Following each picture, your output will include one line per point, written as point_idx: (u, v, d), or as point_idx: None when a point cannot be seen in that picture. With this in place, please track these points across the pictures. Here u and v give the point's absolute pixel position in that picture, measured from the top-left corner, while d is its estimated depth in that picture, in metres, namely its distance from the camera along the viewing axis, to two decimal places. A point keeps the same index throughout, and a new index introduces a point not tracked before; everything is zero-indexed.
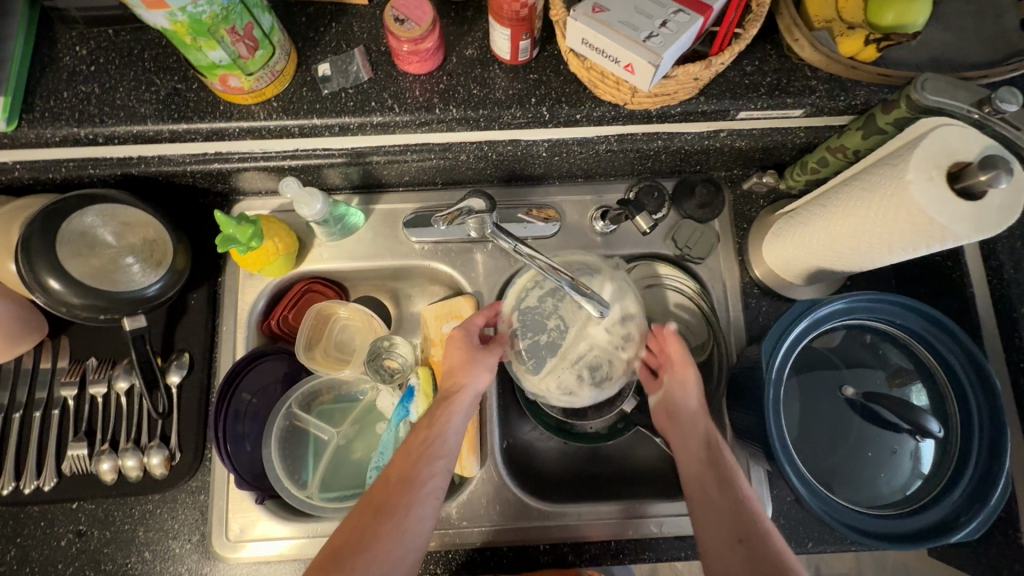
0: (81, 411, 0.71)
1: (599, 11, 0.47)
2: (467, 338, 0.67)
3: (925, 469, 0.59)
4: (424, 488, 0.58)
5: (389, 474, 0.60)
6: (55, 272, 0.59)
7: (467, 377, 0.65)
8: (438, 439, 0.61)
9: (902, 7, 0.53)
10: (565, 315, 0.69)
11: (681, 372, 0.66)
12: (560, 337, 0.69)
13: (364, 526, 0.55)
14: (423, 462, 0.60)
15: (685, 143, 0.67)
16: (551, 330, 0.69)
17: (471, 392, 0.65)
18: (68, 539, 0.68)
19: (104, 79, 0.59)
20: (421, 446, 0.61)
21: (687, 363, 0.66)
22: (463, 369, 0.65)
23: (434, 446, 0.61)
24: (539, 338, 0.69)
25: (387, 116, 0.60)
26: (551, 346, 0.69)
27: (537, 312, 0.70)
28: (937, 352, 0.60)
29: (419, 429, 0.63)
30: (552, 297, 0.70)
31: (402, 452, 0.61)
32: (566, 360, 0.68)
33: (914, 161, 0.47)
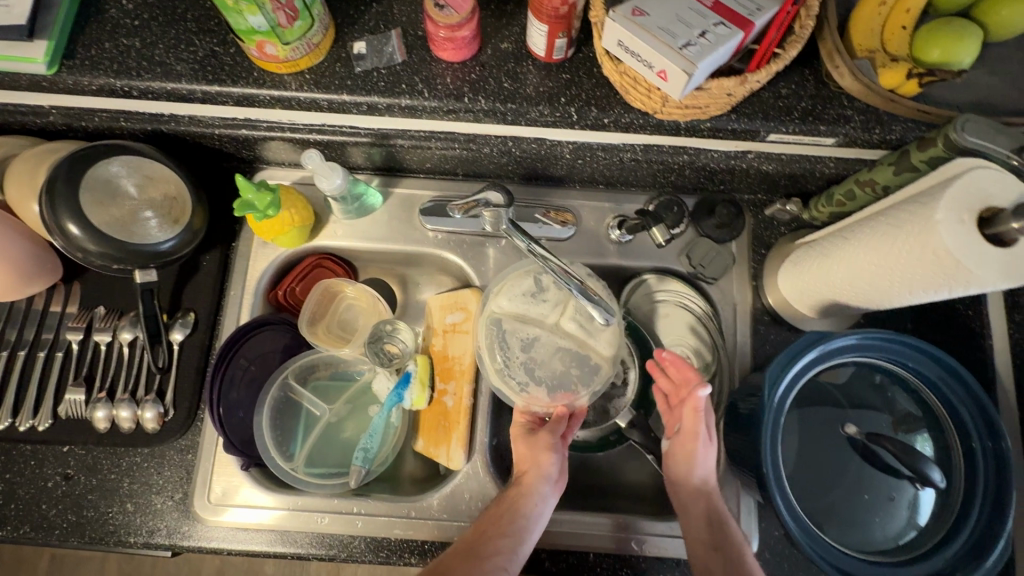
0: (84, 358, 0.72)
1: (638, 15, 0.47)
2: (524, 428, 0.66)
3: (922, 520, 0.57)
4: (487, 565, 0.55)
5: (456, 550, 0.57)
6: (75, 218, 0.60)
7: (541, 457, 0.63)
8: (512, 519, 0.58)
9: (949, 44, 0.52)
10: (547, 346, 0.71)
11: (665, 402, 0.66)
12: (565, 347, 0.71)
13: None
14: (489, 537, 0.57)
15: (711, 160, 0.66)
16: (562, 358, 0.70)
17: (548, 466, 0.62)
18: (54, 482, 0.68)
19: (145, 35, 0.60)
20: (492, 520, 0.59)
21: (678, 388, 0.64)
22: (538, 446, 0.63)
23: (504, 522, 0.58)
24: (564, 379, 0.70)
25: (416, 100, 0.60)
26: (572, 359, 0.70)
27: (547, 376, 0.69)
28: (947, 400, 0.58)
29: (494, 509, 0.60)
30: (526, 370, 0.70)
31: (478, 530, 0.59)
32: (585, 341, 0.71)
33: (945, 202, 0.46)
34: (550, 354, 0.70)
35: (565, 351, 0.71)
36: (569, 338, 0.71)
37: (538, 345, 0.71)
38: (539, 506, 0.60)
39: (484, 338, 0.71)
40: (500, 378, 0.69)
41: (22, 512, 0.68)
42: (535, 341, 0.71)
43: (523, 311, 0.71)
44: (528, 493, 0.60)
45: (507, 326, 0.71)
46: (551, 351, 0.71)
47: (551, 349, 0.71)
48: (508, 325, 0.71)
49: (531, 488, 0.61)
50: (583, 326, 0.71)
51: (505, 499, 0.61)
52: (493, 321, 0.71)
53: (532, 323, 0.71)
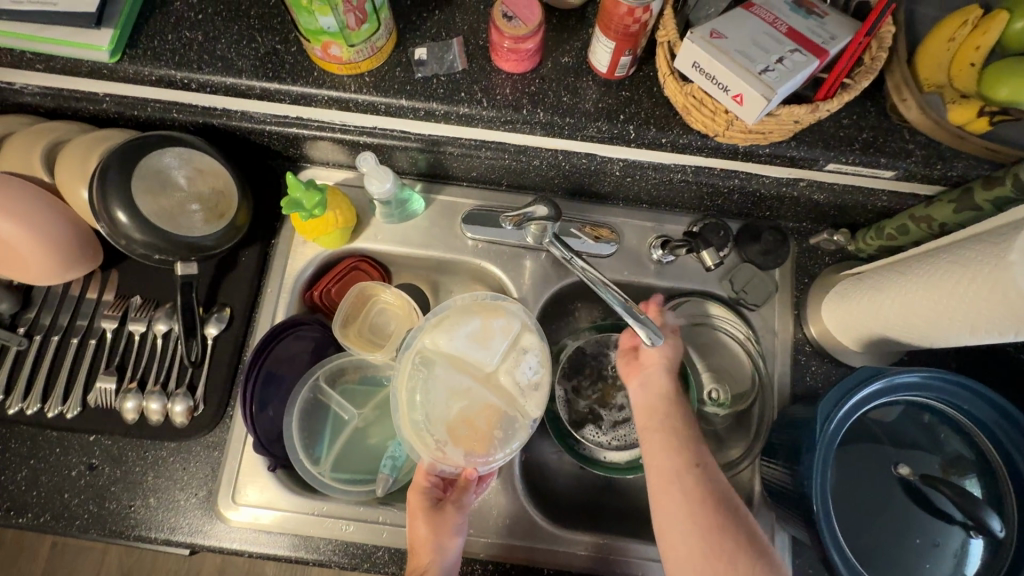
0: (116, 347, 0.71)
1: (716, 37, 0.47)
2: (424, 502, 0.60)
3: (971, 568, 0.55)
4: None
5: None
6: (125, 206, 0.60)
7: (429, 545, 0.58)
8: None
9: (1020, 83, 0.50)
10: (473, 399, 0.65)
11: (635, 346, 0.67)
12: (492, 404, 0.65)
13: None
14: None
15: (762, 186, 0.65)
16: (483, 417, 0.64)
17: (437, 539, 0.58)
18: (78, 471, 0.67)
19: (208, 29, 0.60)
20: None
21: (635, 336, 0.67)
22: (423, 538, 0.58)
23: None
24: (483, 438, 0.63)
25: (474, 109, 0.59)
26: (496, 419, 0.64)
27: (463, 434, 0.63)
28: (999, 445, 0.57)
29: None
30: (437, 421, 0.64)
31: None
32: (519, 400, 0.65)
33: (1021, 243, 0.45)
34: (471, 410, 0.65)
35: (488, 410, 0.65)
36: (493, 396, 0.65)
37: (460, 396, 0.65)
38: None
39: (405, 375, 0.65)
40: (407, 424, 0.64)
41: (44, 499, 0.67)
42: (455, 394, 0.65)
43: (462, 357, 0.66)
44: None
45: (437, 369, 0.66)
46: (478, 409, 0.65)
47: (475, 405, 0.65)
48: (438, 369, 0.66)
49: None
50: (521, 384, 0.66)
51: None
52: (421, 359, 0.66)
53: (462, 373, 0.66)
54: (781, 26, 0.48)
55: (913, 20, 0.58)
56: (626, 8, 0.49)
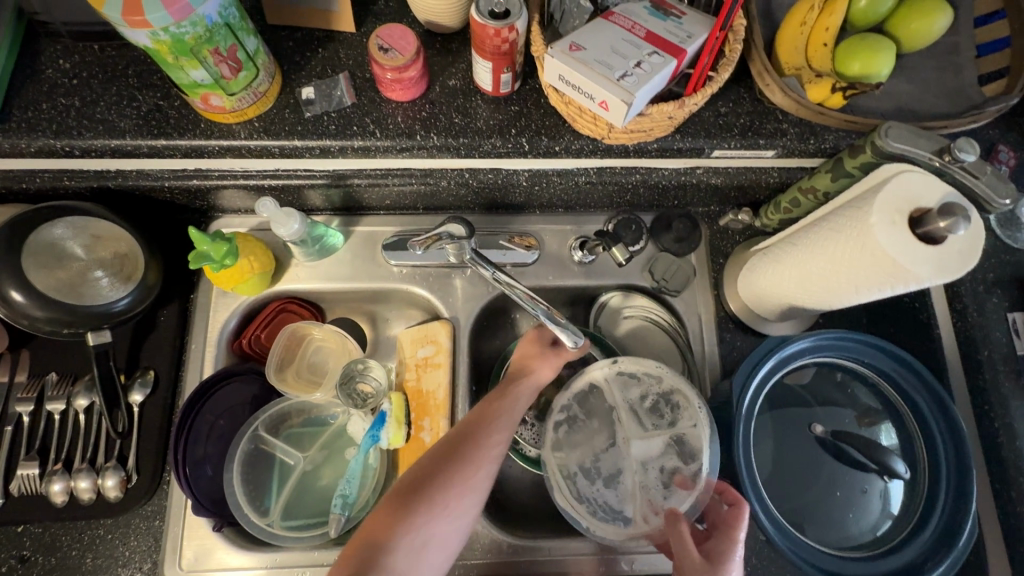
0: (35, 430, 0.68)
1: (576, 50, 0.49)
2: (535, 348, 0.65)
3: (893, 510, 0.59)
4: (453, 502, 0.52)
5: (419, 469, 0.54)
6: (19, 286, 0.59)
7: (517, 389, 0.60)
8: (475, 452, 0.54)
9: (866, 58, 0.56)
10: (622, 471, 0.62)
11: (688, 563, 0.48)
12: (616, 448, 0.63)
13: (395, 521, 0.50)
14: (456, 470, 0.53)
15: (662, 178, 0.68)
16: (603, 449, 0.63)
17: (530, 385, 0.61)
18: (9, 565, 0.64)
19: (86, 93, 0.59)
20: (458, 448, 0.54)
21: (696, 553, 0.49)
22: (513, 380, 0.62)
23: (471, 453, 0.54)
24: (582, 451, 0.64)
25: (368, 141, 0.60)
26: (596, 436, 0.64)
27: (594, 475, 0.62)
28: (904, 390, 0.61)
29: (455, 435, 0.56)
30: (595, 492, 0.62)
31: (434, 468, 0.53)
32: (619, 422, 0.64)
33: (877, 206, 0.49)
34: (618, 472, 0.62)
35: (616, 452, 0.63)
36: (635, 453, 0.63)
37: (639, 480, 0.61)
38: (499, 452, 0.56)
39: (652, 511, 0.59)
40: (591, 511, 0.61)
41: None
42: (644, 476, 0.61)
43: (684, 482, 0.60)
44: (497, 432, 0.56)
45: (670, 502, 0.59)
46: (616, 466, 0.63)
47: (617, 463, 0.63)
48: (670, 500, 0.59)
49: (498, 423, 0.57)
50: (662, 431, 0.63)
51: (463, 431, 0.56)
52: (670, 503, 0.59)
53: (659, 465, 0.62)
54: (639, 31, 0.51)
55: (770, 9, 0.62)
56: (492, 29, 0.51)
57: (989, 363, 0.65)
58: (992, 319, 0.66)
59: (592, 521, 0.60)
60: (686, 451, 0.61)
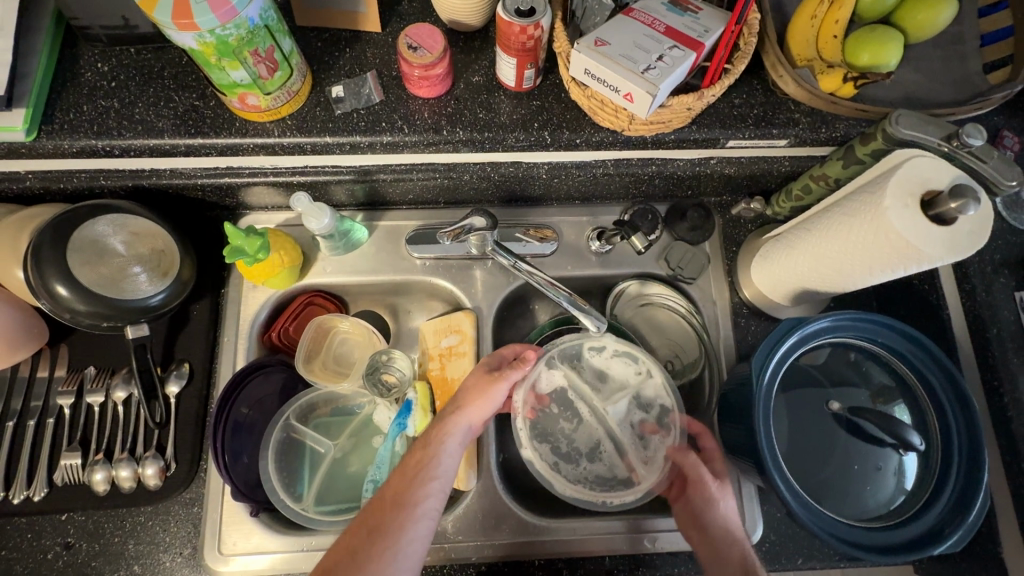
0: (76, 421, 0.70)
1: (601, 45, 0.52)
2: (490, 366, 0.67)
3: (908, 484, 0.61)
4: (417, 509, 0.56)
5: (386, 492, 0.58)
6: (64, 279, 0.61)
7: (452, 424, 0.61)
8: (431, 464, 0.59)
9: (876, 48, 0.58)
10: (599, 438, 0.70)
11: (707, 482, 0.64)
12: (586, 421, 0.71)
13: (359, 543, 0.53)
14: (416, 482, 0.58)
15: (678, 168, 0.71)
16: (574, 428, 0.71)
17: (466, 420, 0.62)
18: (54, 552, 0.66)
19: (124, 95, 0.62)
20: (417, 464, 0.59)
21: (710, 474, 0.65)
22: (450, 416, 0.62)
23: (429, 466, 0.59)
24: (558, 438, 0.70)
25: (396, 137, 0.62)
26: (562, 418, 0.71)
27: (580, 455, 0.70)
28: (916, 368, 0.64)
29: (389, 491, 0.58)
30: (590, 465, 0.69)
31: (359, 531, 0.54)
32: (579, 398, 0.72)
33: (891, 190, 0.51)
34: (599, 442, 0.70)
35: (586, 427, 0.71)
36: (606, 418, 0.71)
37: (618, 443, 0.70)
38: (434, 506, 0.57)
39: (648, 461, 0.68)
40: (592, 489, 0.67)
41: None
42: (621, 437, 0.70)
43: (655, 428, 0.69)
44: (427, 483, 0.58)
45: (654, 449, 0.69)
46: (590, 439, 0.70)
47: (591, 434, 0.71)
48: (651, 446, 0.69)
49: (428, 474, 0.58)
50: (620, 395, 0.71)
51: (420, 449, 0.61)
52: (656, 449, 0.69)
53: (633, 419, 0.70)
54: (659, 26, 0.54)
55: (780, 4, 0.65)
56: (518, 27, 0.53)
57: (997, 341, 0.68)
58: (997, 298, 0.69)
59: (603, 504, 0.66)
60: (645, 402, 0.70)
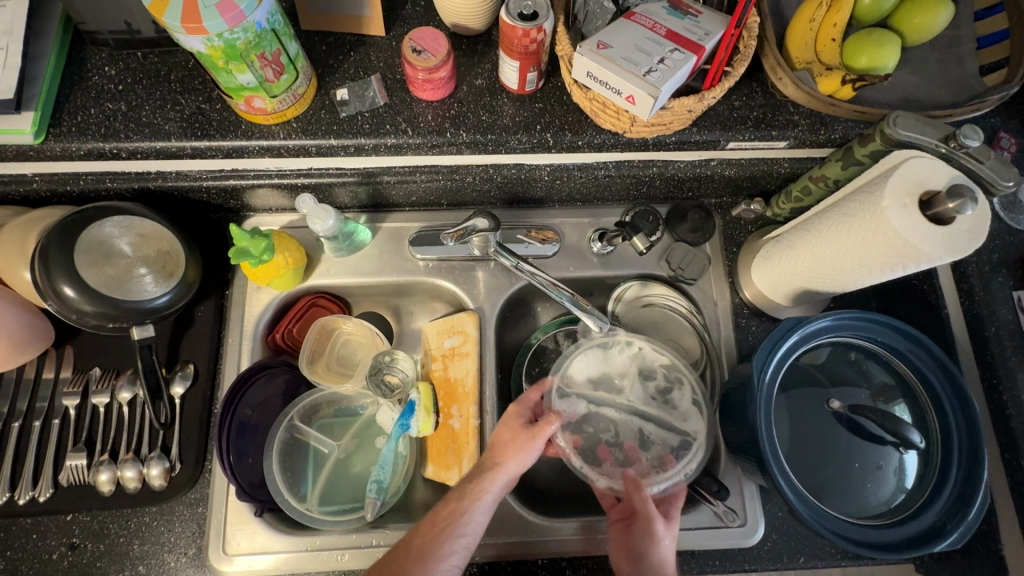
0: (81, 422, 0.70)
1: (602, 48, 0.53)
2: (522, 416, 0.66)
3: (909, 482, 0.61)
4: (441, 565, 0.54)
5: (409, 542, 0.55)
6: (71, 280, 0.61)
7: (489, 481, 0.59)
8: (460, 519, 0.56)
9: (874, 51, 0.59)
10: (634, 425, 0.70)
11: (654, 521, 0.59)
12: (618, 419, 0.71)
13: None
14: (443, 537, 0.55)
15: (678, 170, 0.71)
16: (613, 424, 0.70)
17: (504, 478, 0.60)
18: (60, 553, 0.67)
19: (131, 98, 0.62)
20: (447, 518, 0.56)
21: (657, 513, 0.59)
22: (488, 472, 0.60)
23: (458, 519, 0.56)
24: (606, 447, 0.69)
25: (400, 139, 0.63)
26: (602, 425, 0.70)
27: (637, 456, 0.68)
28: (916, 368, 0.64)
29: (414, 542, 0.55)
30: (653, 447, 0.69)
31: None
32: (602, 400, 0.72)
33: (889, 190, 0.52)
34: (642, 425, 0.70)
35: (625, 426, 0.70)
36: (630, 399, 0.72)
37: (652, 419, 0.70)
38: (456, 563, 0.55)
39: (694, 420, 0.69)
40: (670, 474, 0.66)
41: None
42: (650, 412, 0.71)
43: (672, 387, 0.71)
44: (453, 541, 0.55)
45: (684, 407, 0.70)
46: (632, 431, 0.70)
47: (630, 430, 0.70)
48: (681, 403, 0.70)
49: (457, 530, 0.56)
50: (623, 378, 0.73)
51: (451, 501, 0.58)
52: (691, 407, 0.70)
53: (650, 386, 0.72)
54: (659, 30, 0.55)
55: (778, 9, 0.66)
56: (521, 30, 0.54)
57: (995, 339, 0.68)
58: (997, 297, 0.69)
59: (682, 480, 0.66)
60: (644, 371, 0.73)
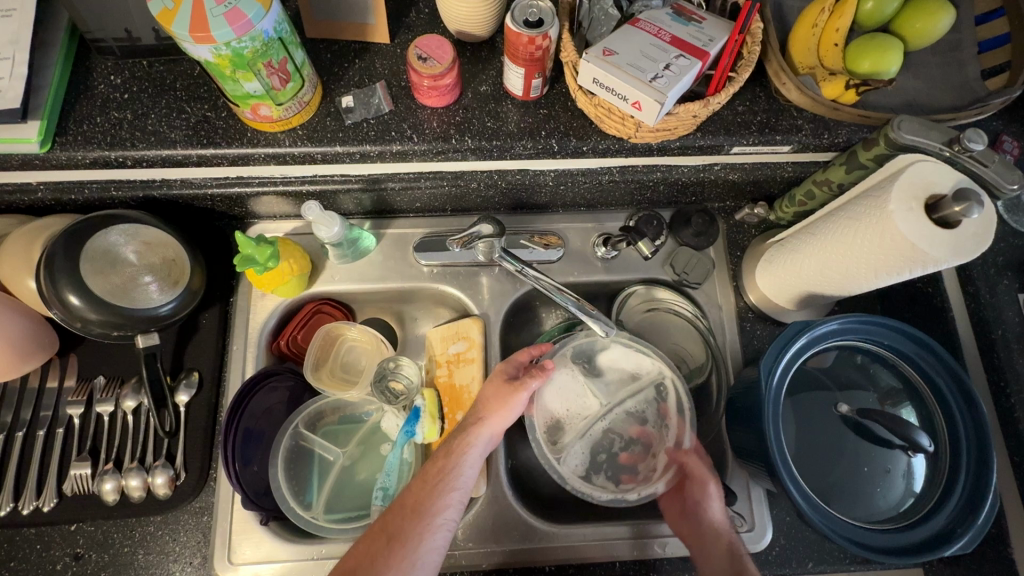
0: (85, 431, 0.70)
1: (608, 55, 0.53)
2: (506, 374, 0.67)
3: (917, 486, 0.61)
4: (436, 519, 0.56)
5: (404, 501, 0.58)
6: (76, 288, 0.61)
7: (475, 435, 0.62)
8: (450, 474, 0.59)
9: (876, 56, 0.59)
10: (620, 412, 0.72)
11: (709, 483, 0.66)
12: (602, 424, 0.72)
13: (376, 551, 0.53)
14: (436, 492, 0.58)
15: (682, 175, 0.71)
16: (606, 432, 0.71)
17: (488, 431, 0.62)
18: (64, 563, 0.66)
19: (137, 106, 0.62)
20: (437, 474, 0.59)
21: (712, 476, 0.66)
22: (472, 427, 0.62)
23: (450, 476, 0.59)
24: (614, 447, 0.71)
25: (406, 145, 0.63)
26: (599, 442, 0.71)
27: (641, 435, 0.71)
28: (923, 371, 0.64)
29: (409, 498, 0.58)
30: (653, 407, 0.72)
31: (379, 538, 0.54)
32: (582, 423, 0.71)
33: (895, 194, 0.52)
34: (625, 410, 0.72)
35: (616, 425, 0.72)
36: (597, 402, 0.72)
37: (625, 399, 0.72)
38: (451, 516, 0.57)
39: (658, 368, 0.72)
40: (678, 427, 0.70)
41: None
42: (621, 396, 0.73)
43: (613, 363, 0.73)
44: (447, 494, 0.58)
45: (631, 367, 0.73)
46: (616, 418, 0.72)
47: (615, 419, 0.72)
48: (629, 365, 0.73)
49: (449, 485, 0.58)
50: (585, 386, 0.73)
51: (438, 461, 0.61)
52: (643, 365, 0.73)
53: (599, 376, 0.73)
54: (664, 36, 0.55)
55: (781, 14, 0.66)
56: (527, 37, 0.55)
57: (1002, 342, 0.68)
58: (1003, 301, 0.69)
59: (688, 425, 0.69)
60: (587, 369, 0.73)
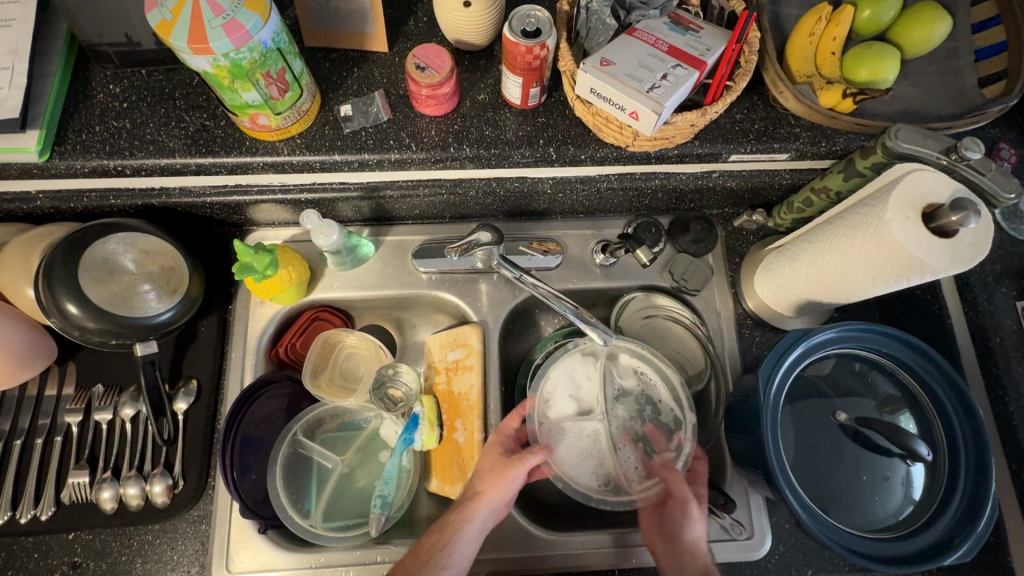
0: (84, 439, 0.70)
1: (605, 65, 0.53)
2: (501, 448, 0.68)
3: (916, 494, 0.61)
4: None
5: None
6: (74, 297, 0.61)
7: (472, 511, 0.63)
8: (444, 550, 0.61)
9: (874, 64, 0.60)
10: (613, 408, 0.72)
11: (689, 506, 0.63)
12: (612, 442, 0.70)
13: None
14: (427, 570, 0.59)
15: (680, 182, 0.71)
16: (616, 447, 0.70)
17: (485, 507, 0.63)
18: (61, 572, 0.66)
19: (135, 116, 0.62)
20: (430, 550, 0.61)
21: (694, 498, 0.63)
22: (469, 503, 0.64)
23: (444, 553, 0.60)
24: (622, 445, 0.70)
25: (404, 154, 0.63)
26: (616, 460, 0.69)
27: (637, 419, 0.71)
28: (921, 378, 0.64)
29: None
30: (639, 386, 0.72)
31: None
32: (598, 444, 0.70)
33: (892, 203, 0.52)
34: (619, 411, 0.71)
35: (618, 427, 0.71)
36: (596, 421, 0.71)
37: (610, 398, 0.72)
38: None
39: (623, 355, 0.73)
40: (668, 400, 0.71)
41: None
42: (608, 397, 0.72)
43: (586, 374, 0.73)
44: (439, 572, 0.59)
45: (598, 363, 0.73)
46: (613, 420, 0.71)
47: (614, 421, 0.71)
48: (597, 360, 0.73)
49: (441, 562, 0.60)
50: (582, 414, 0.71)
51: (434, 536, 0.62)
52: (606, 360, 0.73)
53: (585, 394, 0.72)
54: (662, 46, 0.55)
55: (778, 23, 0.66)
56: (524, 47, 0.55)
57: (1000, 350, 0.69)
58: (1000, 308, 0.69)
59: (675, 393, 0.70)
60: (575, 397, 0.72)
